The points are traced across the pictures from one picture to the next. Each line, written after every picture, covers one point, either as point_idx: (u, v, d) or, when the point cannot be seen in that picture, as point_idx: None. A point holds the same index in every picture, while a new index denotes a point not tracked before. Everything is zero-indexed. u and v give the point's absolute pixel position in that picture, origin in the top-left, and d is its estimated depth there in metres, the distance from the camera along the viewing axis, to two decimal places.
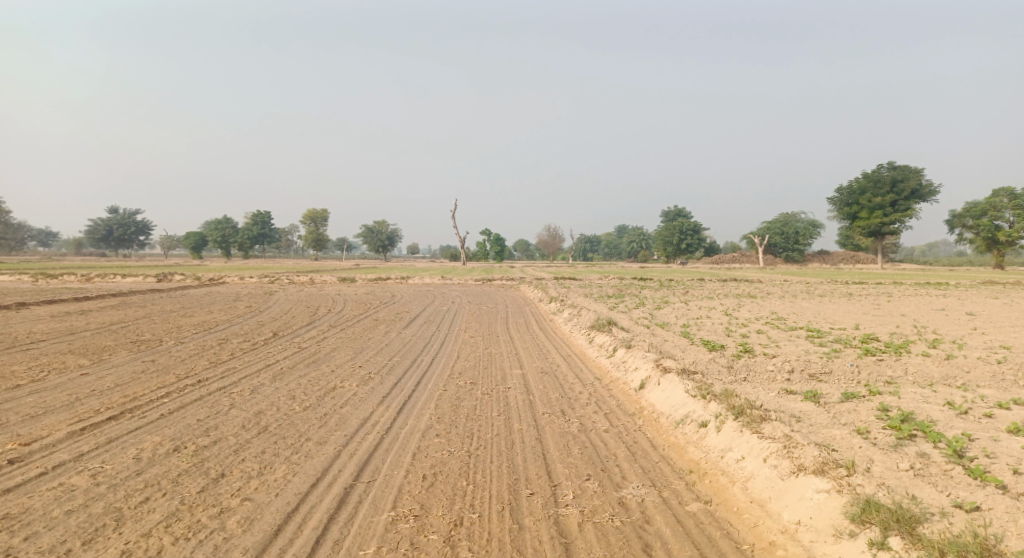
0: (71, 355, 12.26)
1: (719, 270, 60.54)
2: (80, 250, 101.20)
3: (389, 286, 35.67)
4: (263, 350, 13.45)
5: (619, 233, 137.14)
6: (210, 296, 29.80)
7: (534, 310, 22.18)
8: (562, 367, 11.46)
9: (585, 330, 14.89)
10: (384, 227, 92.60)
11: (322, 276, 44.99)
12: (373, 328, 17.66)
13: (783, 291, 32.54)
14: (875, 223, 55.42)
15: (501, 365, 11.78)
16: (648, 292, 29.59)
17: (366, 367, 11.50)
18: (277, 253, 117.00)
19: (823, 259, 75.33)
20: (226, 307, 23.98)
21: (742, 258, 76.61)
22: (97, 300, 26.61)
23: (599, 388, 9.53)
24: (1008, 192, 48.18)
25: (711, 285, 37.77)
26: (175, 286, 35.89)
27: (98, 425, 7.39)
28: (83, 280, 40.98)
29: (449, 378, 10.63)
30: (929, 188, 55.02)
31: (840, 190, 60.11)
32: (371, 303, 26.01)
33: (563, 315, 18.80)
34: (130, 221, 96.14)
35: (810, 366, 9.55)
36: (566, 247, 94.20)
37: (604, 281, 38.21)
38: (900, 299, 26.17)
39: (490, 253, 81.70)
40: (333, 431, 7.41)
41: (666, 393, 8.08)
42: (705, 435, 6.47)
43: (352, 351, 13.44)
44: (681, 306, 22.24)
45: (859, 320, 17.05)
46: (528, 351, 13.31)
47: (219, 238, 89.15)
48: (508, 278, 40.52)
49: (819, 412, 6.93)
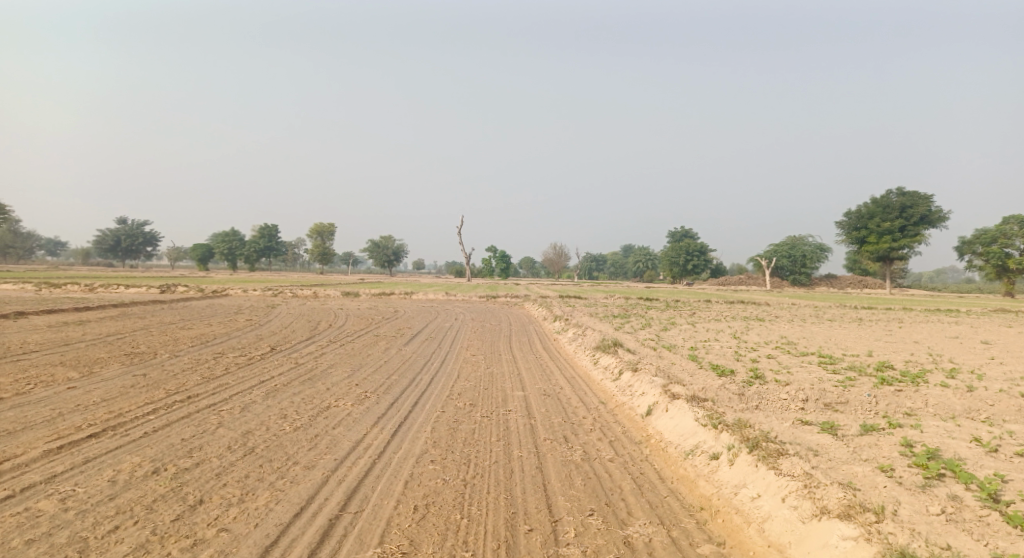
0: (61, 367, 11.95)
1: (725, 292, 60.03)
2: (87, 260, 101.51)
3: (392, 302, 35.33)
4: (258, 365, 13.10)
5: (625, 253, 136.82)
6: (212, 308, 29.52)
7: (538, 329, 21.78)
8: (565, 390, 11.06)
9: (590, 352, 14.48)
10: (390, 242, 92.58)
11: (326, 291, 44.72)
12: (374, 345, 17.30)
13: (791, 314, 32.01)
14: (883, 248, 54.91)
15: (503, 386, 11.39)
16: (654, 313, 29.15)
17: (363, 386, 11.13)
18: (283, 267, 117.10)
19: (830, 283, 74.66)
20: (226, 320, 23.69)
21: (749, 281, 76.07)
22: (98, 310, 26.36)
23: (604, 413, 9.12)
24: (1018, 220, 47.61)
25: (718, 307, 37.24)
26: (178, 298, 35.66)
27: (77, 443, 7.04)
28: (87, 290, 40.79)
29: (448, 399, 10.26)
30: (939, 214, 54.52)
31: (848, 214, 59.68)
32: (373, 319, 25.65)
33: (568, 335, 18.41)
34: (139, 232, 96.49)
35: (825, 395, 9.12)
36: (572, 265, 93.88)
37: (609, 301, 37.78)
38: (912, 325, 25.62)
39: (495, 270, 81.43)
40: (323, 454, 7.04)
41: (675, 421, 7.67)
42: (717, 468, 6.08)
43: (350, 368, 13.07)
44: (687, 328, 21.81)
45: (871, 347, 16.57)
46: (530, 372, 12.91)
47: (225, 250, 89.30)
48: (513, 296, 40.11)
49: (838, 445, 6.51)
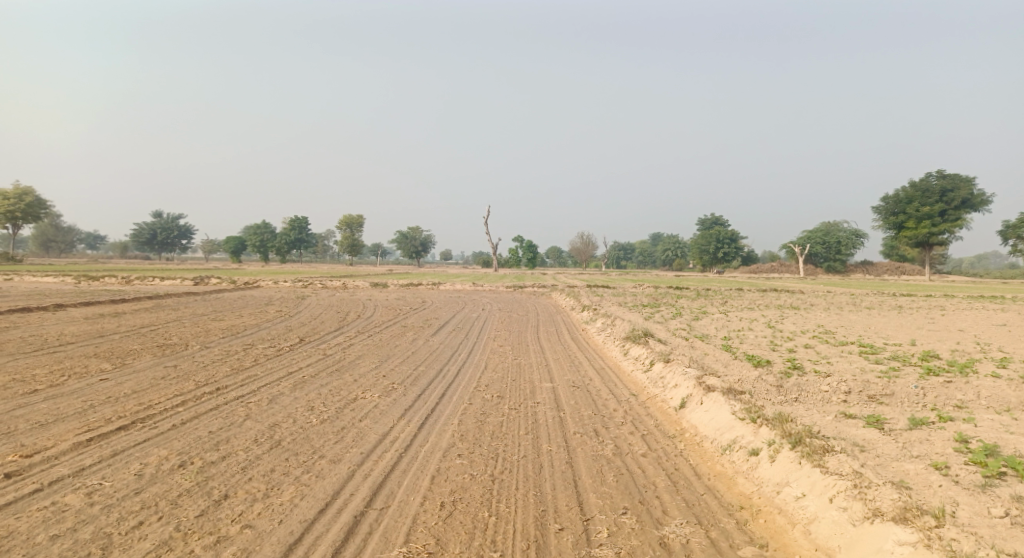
0: (95, 359, 12.09)
1: (757, 279, 58.93)
2: (125, 253, 103.91)
3: (420, 293, 35.40)
4: (287, 357, 13.10)
5: (653, 242, 135.47)
6: (243, 300, 29.84)
7: (567, 319, 21.52)
8: (595, 381, 10.81)
9: (619, 342, 14.19)
10: (418, 233, 92.95)
11: (355, 281, 44.99)
12: (401, 336, 17.23)
13: (826, 302, 31.20)
14: (922, 233, 53.31)
15: (531, 377, 11.18)
16: (684, 302, 28.66)
17: (390, 378, 11.02)
18: (314, 258, 118.57)
19: (866, 270, 72.81)
20: (256, 312, 23.90)
21: (781, 269, 74.60)
22: (133, 303, 26.84)
23: (635, 406, 8.86)
24: None
25: (750, 296, 36.47)
26: (211, 290, 36.17)
27: (106, 435, 7.04)
28: (124, 282, 41.62)
29: (475, 390, 10.09)
30: (981, 198, 52.63)
31: (885, 199, 58.00)
32: (401, 309, 25.66)
33: (597, 325, 18.11)
34: (173, 225, 98.45)
35: (869, 387, 8.73)
36: (600, 254, 93.17)
37: (638, 290, 37.36)
38: (955, 313, 24.72)
39: (523, 260, 81.16)
40: (349, 448, 6.93)
41: (711, 415, 7.39)
42: (756, 465, 5.80)
43: (378, 359, 12.99)
44: (719, 317, 21.37)
45: (913, 336, 15.97)
46: (559, 363, 12.69)
47: (257, 243, 90.63)
48: (540, 285, 39.86)
49: (886, 441, 6.16)
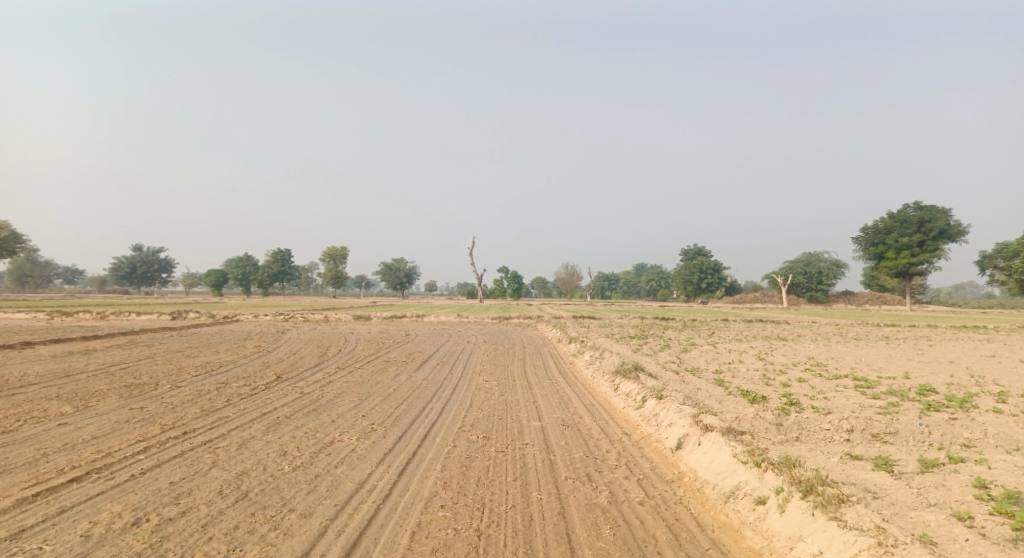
0: (56, 401, 11.41)
1: (742, 310, 59.06)
2: (102, 287, 102.08)
3: (403, 325, 34.77)
4: (261, 396, 12.50)
5: (637, 272, 135.99)
6: (221, 334, 29.03)
7: (554, 352, 21.07)
8: (585, 419, 10.35)
9: (609, 376, 13.75)
10: (402, 265, 92.39)
11: (338, 314, 44.27)
12: (383, 371, 16.67)
13: (813, 333, 31.05)
14: (902, 263, 53.81)
15: (518, 415, 10.68)
16: (671, 334, 28.33)
17: (370, 418, 10.47)
18: (296, 291, 117.26)
19: (848, 300, 73.29)
20: (234, 347, 23.19)
21: (765, 299, 74.84)
22: (106, 339, 25.96)
23: (629, 446, 8.41)
24: None
25: (736, 326, 36.29)
26: (189, 324, 35.21)
27: (55, 489, 6.45)
28: (99, 318, 40.37)
29: (460, 431, 9.58)
30: (958, 229, 53.37)
31: (865, 229, 58.63)
32: (384, 343, 25.04)
33: (585, 358, 17.69)
34: (154, 258, 97.03)
35: (872, 425, 8.36)
36: (585, 285, 93.09)
37: (624, 321, 37.02)
38: (942, 343, 24.60)
39: (508, 291, 80.77)
40: (322, 499, 6.39)
41: (711, 458, 6.96)
42: (765, 516, 5.40)
43: (358, 398, 12.43)
44: (709, 349, 21.04)
45: (906, 368, 15.69)
46: (547, 399, 12.21)
47: (240, 276, 89.51)
48: (526, 317, 39.37)
49: (900, 487, 5.78)
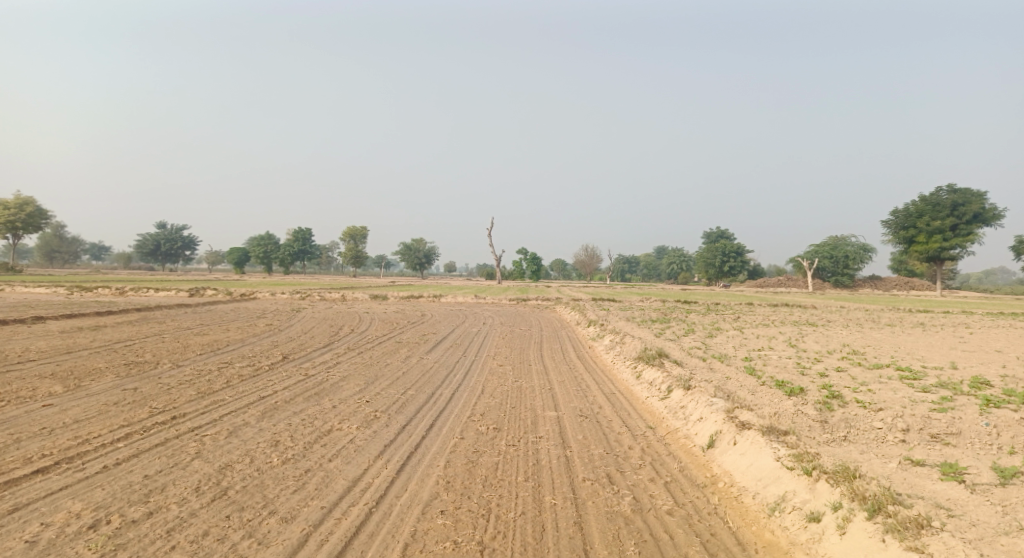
0: (49, 380, 10.89)
1: (766, 294, 57.63)
2: (127, 264, 103.32)
3: (419, 305, 34.17)
4: (263, 378, 11.86)
5: (658, 255, 134.37)
6: (234, 312, 28.61)
7: (572, 335, 20.27)
8: (605, 410, 9.53)
9: (630, 363, 12.91)
10: (422, 245, 91.85)
11: (355, 293, 43.80)
12: (394, 353, 15.98)
13: (842, 318, 29.81)
14: (933, 248, 51.88)
15: (533, 404, 9.90)
16: (694, 317, 27.33)
17: (374, 404, 9.75)
18: (317, 269, 117.61)
19: (874, 285, 71.27)
20: (246, 325, 22.70)
21: (789, 283, 73.08)
22: (120, 315, 25.65)
23: (654, 442, 7.60)
24: None
25: (761, 310, 35.07)
26: (205, 301, 34.98)
27: (16, 483, 5.82)
28: (117, 294, 40.28)
29: (468, 421, 8.83)
30: (993, 212, 51.26)
31: (895, 212, 56.63)
32: (398, 324, 24.40)
33: (605, 342, 16.83)
34: (176, 236, 97.62)
35: (930, 424, 7.42)
36: (605, 267, 91.88)
37: (645, 304, 36.05)
38: (982, 331, 23.30)
39: (527, 272, 79.89)
40: (307, 500, 5.68)
41: (749, 460, 6.13)
42: (822, 538, 4.71)
43: (364, 381, 11.73)
44: (734, 334, 20.06)
45: (951, 357, 14.59)
46: (564, 387, 11.40)
47: (261, 254, 89.71)
48: (544, 298, 38.53)
49: (980, 502, 4.95)
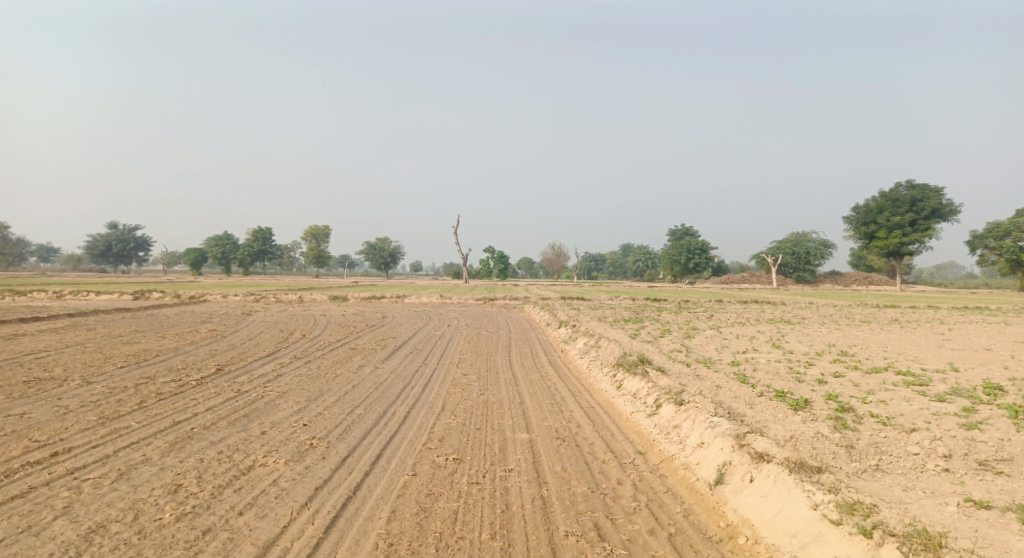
0: None
1: (732, 291, 57.33)
2: (77, 266, 98.72)
3: (381, 307, 32.38)
4: (186, 396, 10.19)
5: (624, 253, 134.18)
6: (178, 317, 26.45)
7: (541, 337, 18.93)
8: (585, 430, 8.18)
9: (609, 371, 11.55)
10: (386, 244, 89.44)
11: (314, 294, 41.72)
12: (346, 362, 14.37)
13: (815, 315, 29.00)
14: (893, 243, 52.11)
15: (500, 425, 8.48)
16: (667, 317, 26.24)
17: (311, 429, 8.22)
18: (279, 270, 114.16)
19: (835, 281, 71.66)
20: (186, 332, 20.70)
21: (755, 279, 73.07)
22: (47, 321, 23.32)
23: (648, 476, 6.30)
24: None
25: (733, 308, 34.26)
26: (147, 305, 32.54)
27: None
28: (53, 298, 37.19)
29: (422, 449, 7.37)
30: (951, 207, 51.59)
31: (857, 208, 56.69)
32: (356, 327, 22.69)
33: (578, 346, 15.52)
34: (130, 236, 93.42)
35: (974, 448, 6.23)
36: (572, 265, 90.79)
37: (616, 303, 34.89)
38: (960, 327, 22.63)
39: (493, 271, 78.41)
40: None
41: (776, 508, 4.93)
42: None
43: (305, 399, 10.13)
44: (712, 334, 18.99)
45: (946, 357, 13.63)
46: (535, 401, 10.00)
47: (219, 254, 86.24)
48: (510, 298, 36.97)
49: None
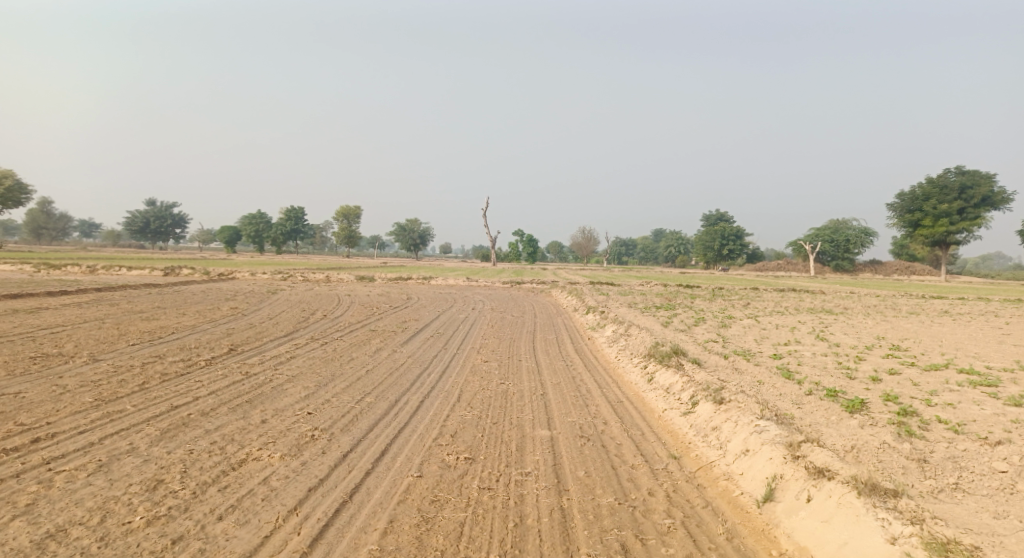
0: None
1: (768, 278, 55.61)
2: (117, 242, 100.93)
3: (407, 288, 31.92)
4: (191, 377, 9.69)
5: (655, 238, 132.11)
6: (203, 294, 26.30)
7: (568, 323, 18.15)
8: (612, 428, 7.42)
9: (639, 362, 10.71)
10: (416, 226, 89.28)
11: (340, 274, 41.43)
12: (364, 344, 13.79)
13: (857, 305, 27.57)
14: (939, 232, 49.82)
15: (519, 419, 7.76)
16: (701, 304, 25.15)
17: (314, 419, 7.60)
18: (311, 249, 115.09)
19: (875, 270, 69.12)
20: (208, 309, 20.43)
21: (790, 266, 70.99)
22: (75, 295, 23.33)
23: (684, 486, 5.53)
24: None
25: (769, 296, 32.96)
26: (176, 281, 32.55)
27: None
28: (86, 272, 37.53)
29: (431, 446, 6.68)
30: (1003, 195, 49.08)
31: (901, 195, 54.33)
32: (379, 308, 22.19)
33: (607, 333, 14.70)
34: (167, 214, 94.93)
35: None
36: (602, 250, 89.48)
37: (646, 289, 33.88)
38: (1017, 321, 21.17)
39: (523, 254, 77.71)
40: None
41: (844, 538, 4.16)
42: None
43: (314, 384, 9.53)
44: (749, 324, 17.98)
45: (1010, 354, 12.44)
46: (558, 393, 9.24)
47: (252, 233, 87.06)
48: (538, 282, 36.13)
49: None
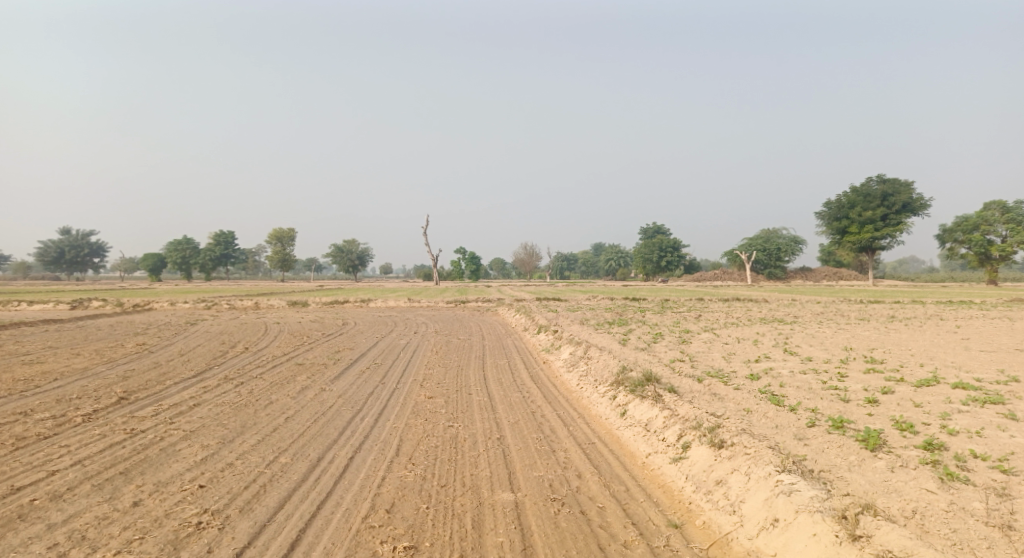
0: None
1: (709, 288, 55.98)
2: (29, 274, 93.55)
3: (342, 313, 29.79)
4: (54, 442, 7.66)
5: (595, 252, 132.92)
6: (110, 328, 23.48)
7: (519, 345, 16.68)
8: (589, 483, 5.96)
9: (607, 392, 9.33)
10: (354, 246, 86.35)
11: (271, 300, 38.72)
12: (288, 383, 11.88)
13: (805, 313, 27.23)
14: (865, 238, 51.15)
15: (474, 477, 6.22)
16: (652, 318, 24.11)
17: (204, 495, 5.83)
18: (243, 274, 109.93)
19: (806, 277, 70.84)
20: (109, 346, 17.92)
21: (727, 275, 71.98)
22: None
23: None
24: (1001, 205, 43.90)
25: (715, 306, 32.51)
26: (83, 316, 29.35)
27: None
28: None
29: (360, 529, 5.06)
30: (921, 201, 50.81)
31: (828, 203, 55.67)
32: (309, 337, 20.11)
33: (564, 356, 13.33)
34: (84, 242, 88.57)
35: None
36: (544, 265, 88.78)
37: (593, 303, 32.86)
38: (964, 324, 20.99)
39: (465, 273, 76.12)
40: None
41: None
42: None
43: (216, 441, 7.70)
44: (709, 338, 16.97)
45: (987, 363, 11.74)
46: (517, 435, 7.69)
47: (178, 260, 82.11)
48: (483, 300, 34.58)
49: None
